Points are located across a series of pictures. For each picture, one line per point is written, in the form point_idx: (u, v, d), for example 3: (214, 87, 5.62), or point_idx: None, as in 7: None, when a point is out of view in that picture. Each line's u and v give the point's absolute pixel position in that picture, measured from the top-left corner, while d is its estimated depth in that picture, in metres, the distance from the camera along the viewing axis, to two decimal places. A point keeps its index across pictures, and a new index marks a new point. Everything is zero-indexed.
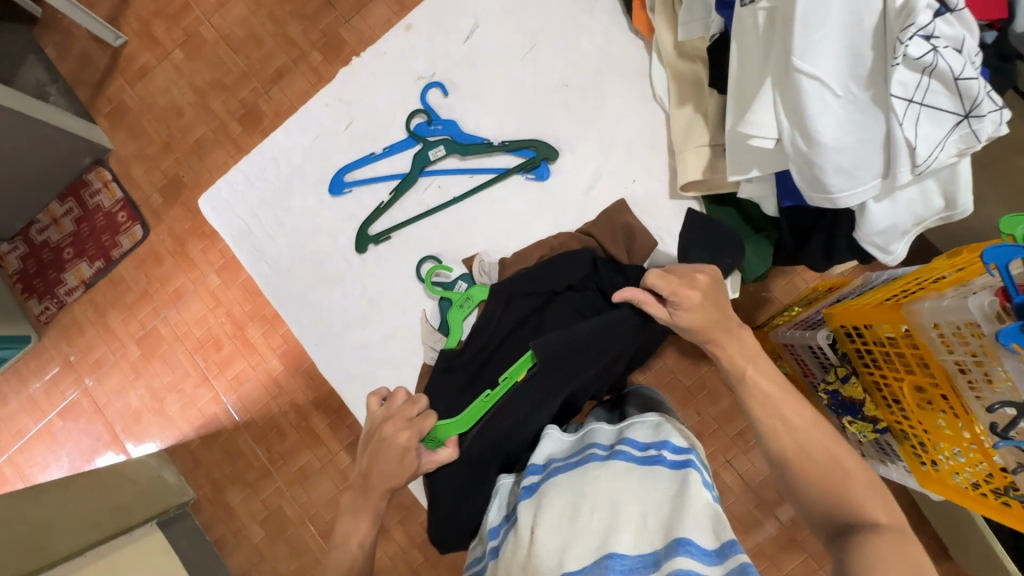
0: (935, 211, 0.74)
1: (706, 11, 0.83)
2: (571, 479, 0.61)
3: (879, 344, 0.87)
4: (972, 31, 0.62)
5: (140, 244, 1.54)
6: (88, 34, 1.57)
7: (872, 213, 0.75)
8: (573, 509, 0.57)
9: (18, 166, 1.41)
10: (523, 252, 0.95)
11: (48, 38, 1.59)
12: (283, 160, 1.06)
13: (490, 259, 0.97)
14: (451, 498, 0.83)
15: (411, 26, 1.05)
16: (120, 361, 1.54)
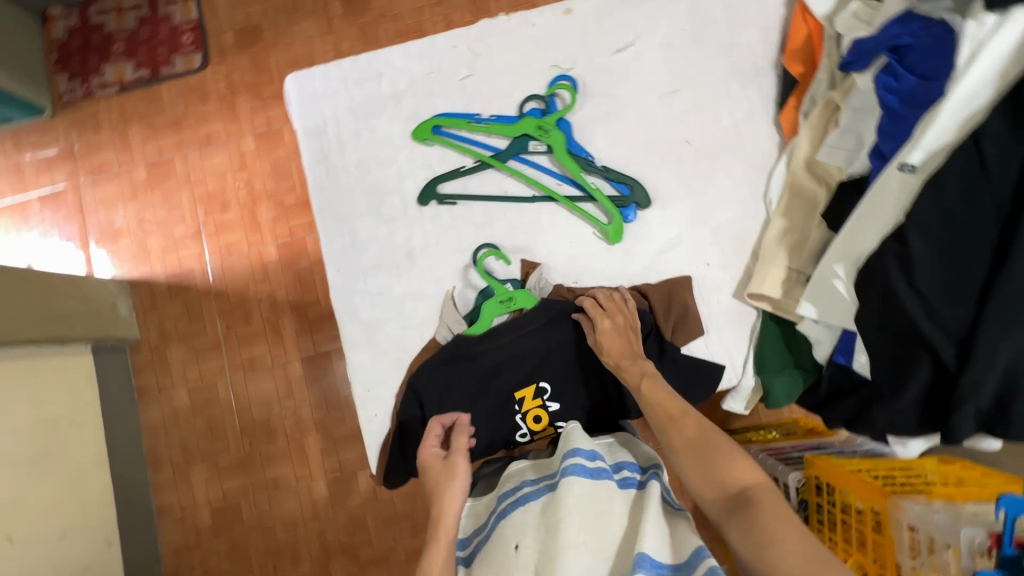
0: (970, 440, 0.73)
1: (857, 146, 0.80)
2: (539, 507, 0.70)
3: (845, 509, 0.92)
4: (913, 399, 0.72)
5: (193, 73, 1.47)
6: None
7: (908, 394, 0.71)
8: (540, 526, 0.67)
9: None
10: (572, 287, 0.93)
11: None
12: (386, 77, 1.01)
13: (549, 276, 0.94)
14: None
15: (571, 11, 1.00)
16: (122, 175, 1.47)
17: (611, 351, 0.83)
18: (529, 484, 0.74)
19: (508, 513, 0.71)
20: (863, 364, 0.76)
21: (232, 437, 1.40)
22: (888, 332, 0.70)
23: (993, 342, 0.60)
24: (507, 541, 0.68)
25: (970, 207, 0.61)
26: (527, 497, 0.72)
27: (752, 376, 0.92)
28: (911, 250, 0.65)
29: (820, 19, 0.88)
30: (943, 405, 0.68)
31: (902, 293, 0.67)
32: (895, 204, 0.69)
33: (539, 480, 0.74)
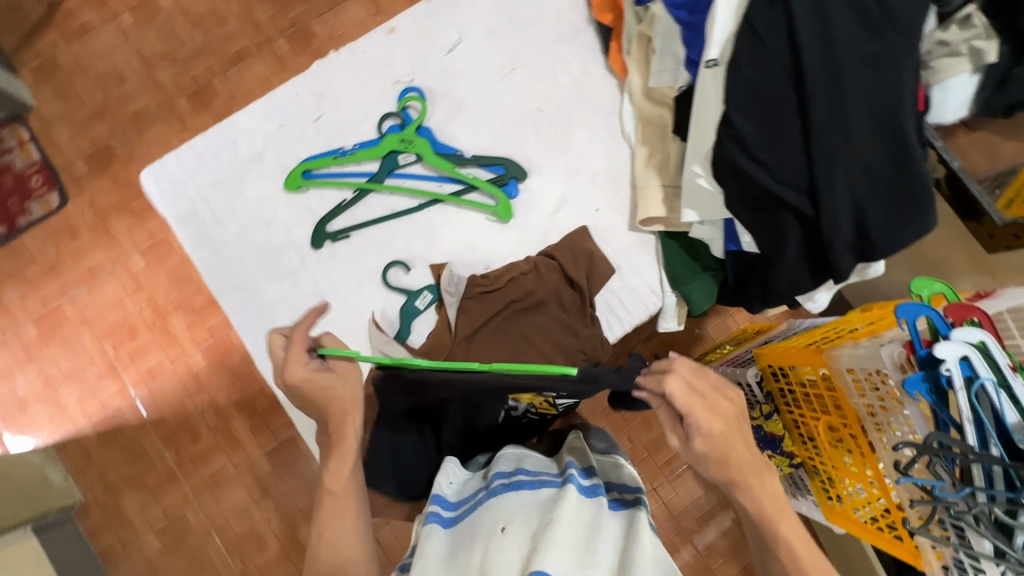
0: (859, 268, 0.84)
1: (676, 62, 0.88)
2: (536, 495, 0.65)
3: (800, 384, 0.96)
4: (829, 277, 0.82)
5: (54, 213, 1.41)
6: None
7: (787, 249, 0.78)
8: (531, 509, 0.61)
9: None
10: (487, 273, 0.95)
11: None
12: (242, 143, 1.01)
13: (459, 273, 0.95)
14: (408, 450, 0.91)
15: (394, 29, 1.05)
16: (10, 342, 1.37)
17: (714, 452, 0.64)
18: (527, 475, 0.70)
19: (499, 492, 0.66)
20: (749, 243, 0.84)
21: (220, 561, 1.31)
22: (750, 205, 0.78)
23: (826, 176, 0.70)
24: (493, 517, 0.60)
25: (765, 77, 0.71)
26: (523, 484, 0.66)
27: (672, 292, 0.98)
28: (739, 128, 0.74)
29: None
30: (820, 250, 0.76)
31: (745, 167, 0.75)
32: (715, 97, 0.77)
33: (540, 475, 0.70)
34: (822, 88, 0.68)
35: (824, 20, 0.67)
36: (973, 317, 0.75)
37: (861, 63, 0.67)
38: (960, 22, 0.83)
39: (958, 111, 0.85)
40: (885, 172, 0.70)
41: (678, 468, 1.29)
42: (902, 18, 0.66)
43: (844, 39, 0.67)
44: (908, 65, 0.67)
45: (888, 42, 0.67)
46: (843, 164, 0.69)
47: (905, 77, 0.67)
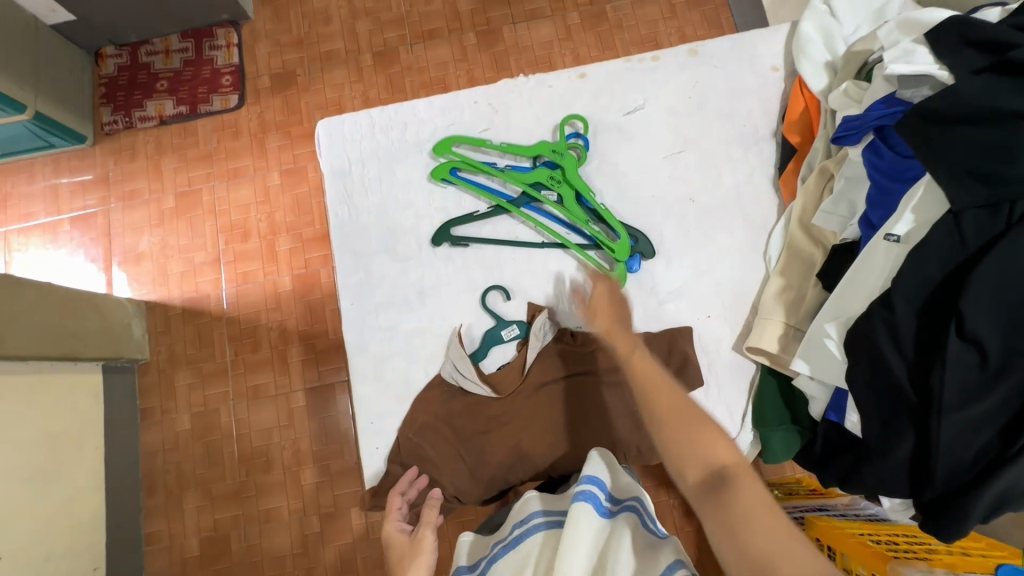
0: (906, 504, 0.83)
1: (850, 212, 0.85)
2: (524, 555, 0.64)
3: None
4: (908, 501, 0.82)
5: (228, 112, 1.58)
6: None
7: (894, 454, 0.72)
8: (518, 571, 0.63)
9: None
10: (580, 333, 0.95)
11: None
12: (411, 126, 1.08)
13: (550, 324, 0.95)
14: (434, 464, 0.91)
15: (585, 75, 1.08)
16: (151, 203, 1.55)
17: (584, 337, 0.95)
18: (518, 525, 0.67)
19: (499, 559, 0.66)
20: (854, 424, 0.78)
21: (229, 465, 1.40)
22: (873, 392, 0.72)
23: (960, 402, 0.64)
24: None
25: (951, 281, 0.65)
26: (517, 540, 0.66)
27: (751, 429, 0.92)
28: (897, 315, 0.68)
29: (818, 94, 0.96)
30: (930, 475, 0.69)
31: (887, 355, 0.69)
32: (884, 270, 0.73)
33: (526, 517, 0.67)
34: (1003, 318, 0.61)
35: None
36: None
37: None
38: None
39: None
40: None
41: None
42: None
43: None
44: None
45: None
46: (991, 403, 0.63)
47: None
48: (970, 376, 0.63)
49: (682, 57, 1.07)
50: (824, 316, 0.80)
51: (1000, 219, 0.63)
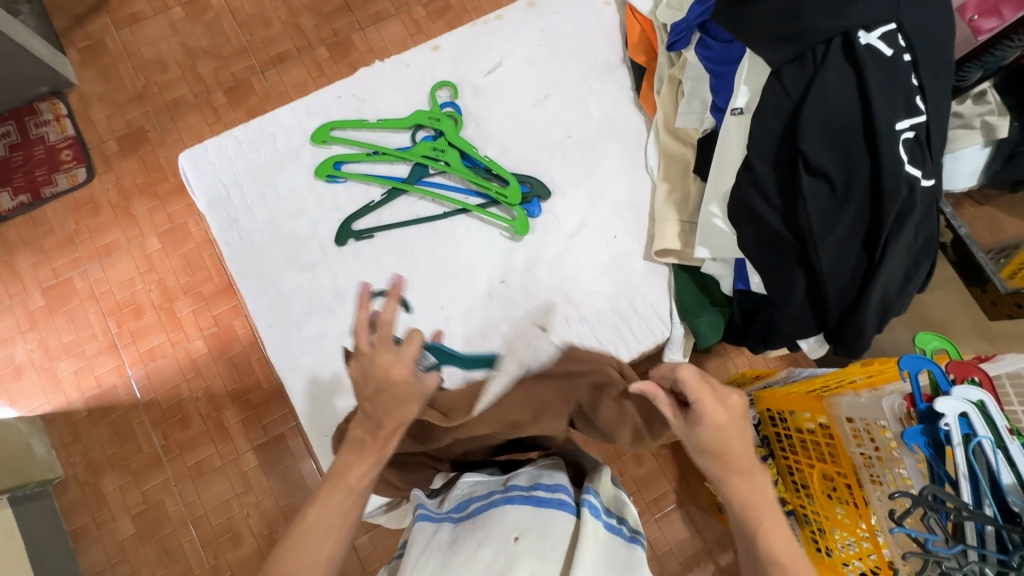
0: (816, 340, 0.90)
1: (702, 107, 0.94)
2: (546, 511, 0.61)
3: (799, 430, 1.04)
4: (820, 337, 0.90)
5: (78, 188, 1.44)
6: None
7: (794, 295, 0.81)
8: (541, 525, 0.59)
9: None
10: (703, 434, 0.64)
11: None
12: (281, 137, 1.05)
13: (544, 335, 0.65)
14: None
15: (439, 47, 1.10)
16: (16, 309, 1.39)
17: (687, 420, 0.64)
18: (545, 488, 0.64)
19: (515, 504, 0.62)
20: (758, 283, 0.87)
21: (193, 555, 1.29)
22: (761, 246, 0.81)
23: (825, 229, 0.73)
24: (508, 530, 0.58)
25: (789, 130, 0.75)
26: (543, 499, 0.62)
27: (680, 323, 0.99)
28: (759, 174, 0.77)
29: (648, 14, 1.05)
30: (825, 301, 0.79)
31: (761, 211, 0.78)
32: (738, 142, 0.82)
33: (557, 486, 0.64)
34: (834, 147, 0.71)
35: (858, 85, 0.69)
36: (973, 376, 0.79)
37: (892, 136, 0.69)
38: (976, 97, 0.95)
39: (971, 180, 0.97)
40: (888, 236, 0.72)
41: (666, 508, 1.30)
42: (916, 104, 0.69)
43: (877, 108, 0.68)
44: (914, 142, 0.70)
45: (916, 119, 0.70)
46: (849, 221, 0.73)
47: (912, 154, 0.70)
48: (826, 205, 0.73)
49: (523, 11, 1.13)
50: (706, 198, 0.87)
51: (808, 65, 0.72)
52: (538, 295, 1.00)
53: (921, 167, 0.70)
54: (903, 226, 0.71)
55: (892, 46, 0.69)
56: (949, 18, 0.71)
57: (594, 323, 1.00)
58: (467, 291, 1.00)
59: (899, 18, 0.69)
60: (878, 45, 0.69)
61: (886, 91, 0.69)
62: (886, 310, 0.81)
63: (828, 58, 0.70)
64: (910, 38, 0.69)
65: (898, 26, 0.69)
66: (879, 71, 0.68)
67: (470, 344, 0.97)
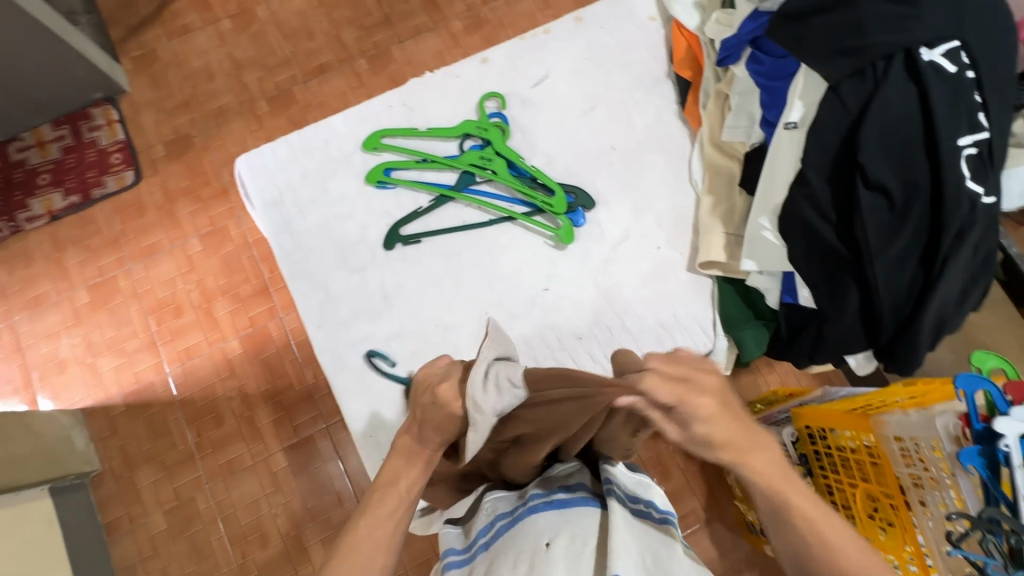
0: (863, 356, 0.89)
1: (750, 121, 0.94)
2: (577, 515, 0.62)
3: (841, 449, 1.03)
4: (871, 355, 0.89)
5: (126, 190, 1.50)
6: None
7: (846, 309, 0.81)
8: (567, 530, 0.60)
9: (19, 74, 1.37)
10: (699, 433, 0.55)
11: None
12: (333, 143, 1.08)
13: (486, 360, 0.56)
14: None
15: (487, 59, 1.13)
16: (62, 305, 1.44)
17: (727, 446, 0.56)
18: (563, 490, 0.66)
19: (540, 511, 0.63)
20: (807, 297, 0.86)
21: (221, 552, 1.31)
22: (813, 260, 0.81)
23: (883, 244, 0.73)
24: (539, 536, 0.60)
25: (845, 144, 0.75)
26: (564, 503, 0.64)
27: (724, 335, 1.00)
28: (814, 187, 0.77)
29: (694, 30, 1.06)
30: (879, 316, 0.79)
31: (815, 223, 0.78)
32: (791, 156, 0.82)
33: (575, 490, 0.66)
34: (894, 161, 0.71)
35: (920, 102, 0.69)
36: None
37: (956, 152, 0.68)
38: None
39: None
40: (948, 252, 0.71)
41: (694, 525, 1.28)
42: (979, 120, 0.69)
43: (940, 124, 0.68)
44: (976, 159, 0.70)
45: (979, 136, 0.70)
46: (908, 236, 0.72)
47: (974, 169, 0.70)
48: (884, 220, 0.73)
49: (570, 26, 1.15)
50: (756, 212, 0.88)
51: (868, 81, 0.72)
52: (580, 303, 1.01)
53: (984, 184, 0.70)
54: (964, 242, 0.70)
55: (955, 62, 0.69)
56: (1010, 36, 0.72)
57: (637, 333, 1.00)
58: (511, 297, 1.01)
59: (963, 35, 0.69)
60: (941, 61, 0.69)
61: (950, 108, 0.68)
62: (941, 326, 0.80)
63: (890, 74, 0.70)
64: (973, 55, 0.69)
65: (961, 43, 0.69)
66: (943, 87, 0.68)
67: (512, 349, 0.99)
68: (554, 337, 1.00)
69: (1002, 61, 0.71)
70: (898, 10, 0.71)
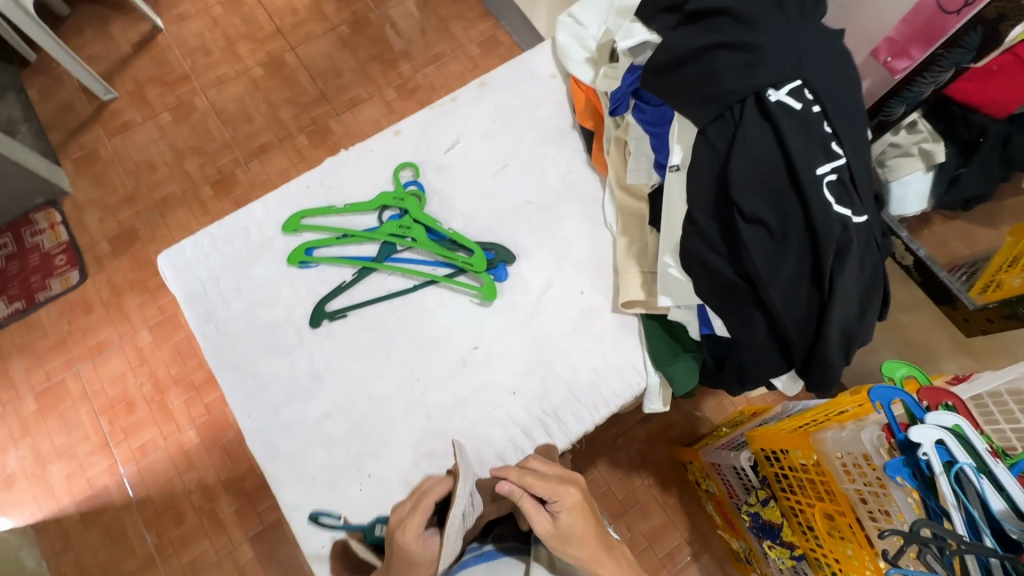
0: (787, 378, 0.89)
1: (649, 164, 0.98)
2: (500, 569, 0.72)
3: (794, 469, 1.01)
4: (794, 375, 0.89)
5: (69, 289, 1.79)
6: (113, 125, 2.00)
7: (755, 335, 0.83)
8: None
9: None
10: (563, 522, 0.67)
11: (80, 124, 2.00)
12: (254, 229, 1.09)
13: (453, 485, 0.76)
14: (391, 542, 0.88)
15: (399, 131, 1.17)
16: (9, 415, 1.68)
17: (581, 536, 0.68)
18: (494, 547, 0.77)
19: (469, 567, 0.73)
20: (721, 327, 0.88)
21: None
22: (716, 292, 0.83)
23: (771, 272, 0.76)
24: None
25: (721, 183, 0.79)
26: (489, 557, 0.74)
27: (655, 372, 1.00)
28: (702, 225, 0.81)
29: (590, 84, 1.12)
30: (787, 340, 0.80)
31: (710, 258, 0.81)
32: (680, 196, 0.86)
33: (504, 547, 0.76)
34: (765, 194, 0.75)
35: (775, 138, 0.75)
36: (946, 401, 0.78)
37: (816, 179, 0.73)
38: (908, 127, 0.99)
39: (921, 204, 1.02)
40: (833, 272, 0.74)
41: (681, 561, 1.42)
42: (833, 148, 0.75)
43: (797, 155, 0.73)
44: (839, 184, 0.74)
45: (837, 162, 0.75)
46: (792, 262, 0.75)
47: (838, 194, 0.74)
48: (767, 248, 0.76)
49: (476, 91, 1.21)
50: (661, 251, 0.91)
51: (729, 123, 0.78)
52: (512, 358, 1.01)
53: (849, 205, 0.74)
54: (845, 261, 0.73)
55: (800, 100, 0.75)
56: (850, 68, 0.78)
57: (570, 380, 1.00)
58: (441, 361, 1.01)
59: (803, 75, 0.76)
60: (787, 100, 0.75)
61: (803, 141, 0.74)
62: (849, 342, 0.81)
63: (745, 117, 0.76)
64: (816, 91, 0.75)
65: (804, 82, 0.76)
66: (792, 124, 0.73)
67: (448, 414, 0.98)
68: (488, 396, 0.99)
69: (845, 93, 0.77)
70: (744, 57, 0.77)
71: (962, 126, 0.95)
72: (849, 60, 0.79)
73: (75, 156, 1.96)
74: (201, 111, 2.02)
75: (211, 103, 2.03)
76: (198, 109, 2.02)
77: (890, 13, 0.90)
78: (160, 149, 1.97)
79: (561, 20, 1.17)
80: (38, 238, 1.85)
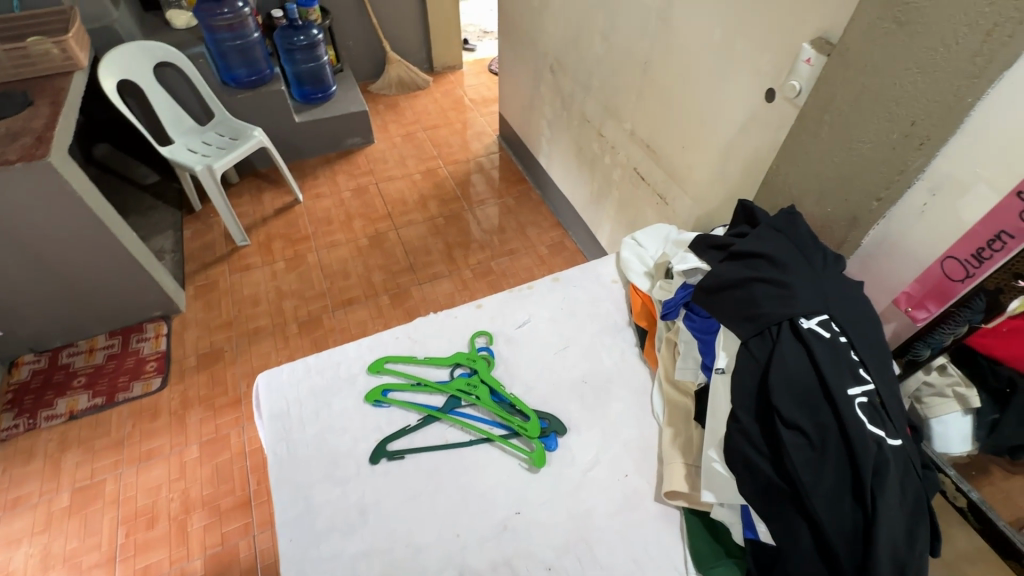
0: None
1: (696, 365, 1.12)
2: None
3: None
4: None
5: (147, 394, 1.97)
6: (237, 264, 2.42)
7: (801, 545, 0.83)
8: None
9: (109, 302, 2.04)
10: None
11: (212, 259, 2.43)
12: (343, 365, 1.26)
13: None
14: None
15: (481, 305, 1.40)
16: (39, 505, 1.72)
17: None
18: None
19: None
20: (765, 532, 0.89)
21: None
22: (759, 493, 0.88)
23: (813, 480, 0.81)
24: None
25: (761, 388, 0.91)
26: None
27: (696, 574, 0.97)
28: (745, 424, 0.90)
29: (647, 292, 1.33)
30: (835, 557, 0.80)
31: (752, 457, 0.88)
32: (725, 397, 0.97)
33: None
34: (803, 406, 0.85)
35: (809, 358, 0.87)
36: None
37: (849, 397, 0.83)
38: (939, 368, 1.08)
39: (966, 446, 1.05)
40: (874, 489, 0.78)
41: None
42: (860, 374, 0.86)
43: (830, 374, 0.85)
44: (870, 406, 0.84)
45: (866, 386, 0.86)
46: (832, 473, 0.81)
47: (870, 415, 0.83)
48: (807, 456, 0.83)
49: (549, 284, 1.45)
50: (707, 446, 0.98)
51: (768, 340, 0.93)
52: (551, 530, 1.03)
53: (881, 427, 0.82)
54: (884, 479, 0.78)
55: (829, 330, 0.89)
56: (868, 314, 0.95)
57: (607, 566, 0.99)
58: (481, 519, 1.03)
59: (829, 311, 0.92)
60: (818, 328, 0.89)
61: (834, 363, 0.86)
62: None
63: (783, 336, 0.90)
64: (841, 326, 0.91)
65: (830, 317, 0.91)
66: (823, 347, 0.87)
67: None
68: (523, 566, 0.98)
69: (867, 332, 0.93)
70: (780, 291, 0.95)
71: (990, 375, 1.00)
72: (868, 308, 0.96)
73: (199, 284, 2.34)
74: (310, 265, 2.42)
75: (319, 260, 2.44)
76: (309, 263, 2.42)
77: (904, 274, 1.10)
78: (267, 289, 2.32)
79: (626, 240, 1.45)
80: (141, 344, 2.11)
